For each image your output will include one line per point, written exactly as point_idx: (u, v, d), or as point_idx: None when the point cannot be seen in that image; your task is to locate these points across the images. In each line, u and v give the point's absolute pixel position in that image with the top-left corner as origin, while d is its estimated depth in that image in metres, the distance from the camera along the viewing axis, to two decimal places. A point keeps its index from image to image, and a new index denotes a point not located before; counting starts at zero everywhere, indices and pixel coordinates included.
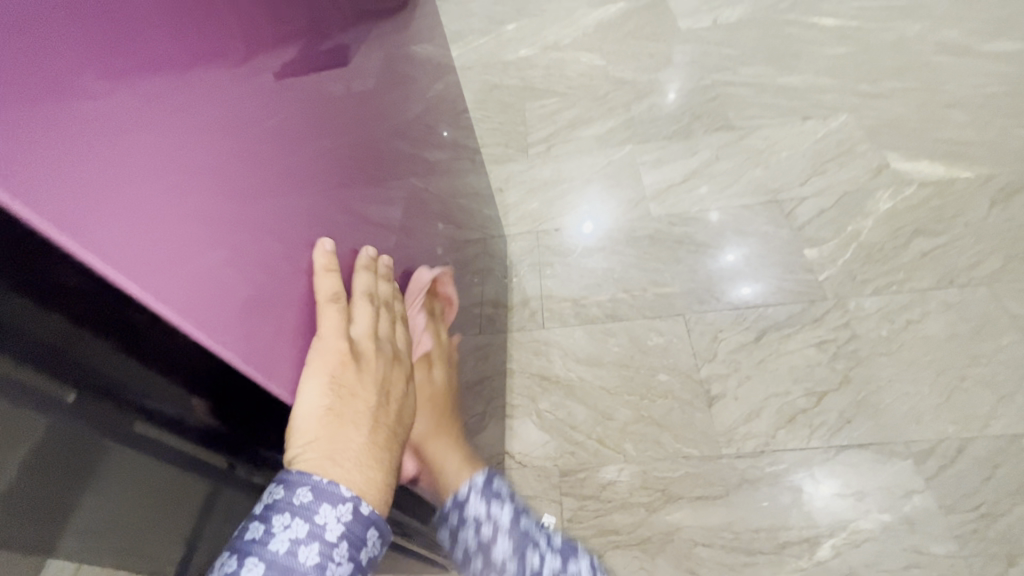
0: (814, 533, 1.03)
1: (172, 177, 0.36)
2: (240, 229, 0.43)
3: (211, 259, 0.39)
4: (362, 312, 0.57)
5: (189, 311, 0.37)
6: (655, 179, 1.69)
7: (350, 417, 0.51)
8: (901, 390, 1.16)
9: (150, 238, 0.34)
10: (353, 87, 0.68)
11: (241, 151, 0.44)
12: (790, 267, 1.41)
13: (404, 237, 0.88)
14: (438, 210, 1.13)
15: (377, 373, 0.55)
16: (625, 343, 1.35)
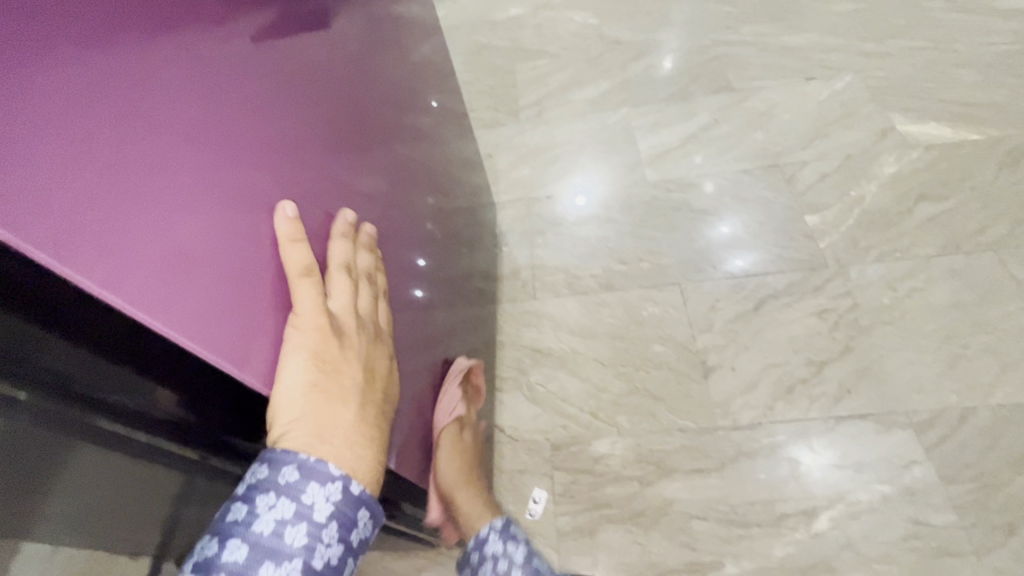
0: (811, 505, 1.00)
1: (135, 162, 0.36)
2: (199, 199, 0.40)
3: (162, 231, 0.37)
4: (341, 284, 0.55)
5: (162, 296, 0.37)
6: (652, 144, 1.62)
7: (333, 396, 0.50)
8: (906, 363, 1.12)
9: (114, 226, 0.34)
10: (336, 48, 0.65)
11: (210, 124, 0.43)
12: (790, 234, 1.36)
13: (388, 207, 0.83)
14: (426, 178, 1.07)
15: (358, 350, 0.55)
16: (619, 314, 1.31)
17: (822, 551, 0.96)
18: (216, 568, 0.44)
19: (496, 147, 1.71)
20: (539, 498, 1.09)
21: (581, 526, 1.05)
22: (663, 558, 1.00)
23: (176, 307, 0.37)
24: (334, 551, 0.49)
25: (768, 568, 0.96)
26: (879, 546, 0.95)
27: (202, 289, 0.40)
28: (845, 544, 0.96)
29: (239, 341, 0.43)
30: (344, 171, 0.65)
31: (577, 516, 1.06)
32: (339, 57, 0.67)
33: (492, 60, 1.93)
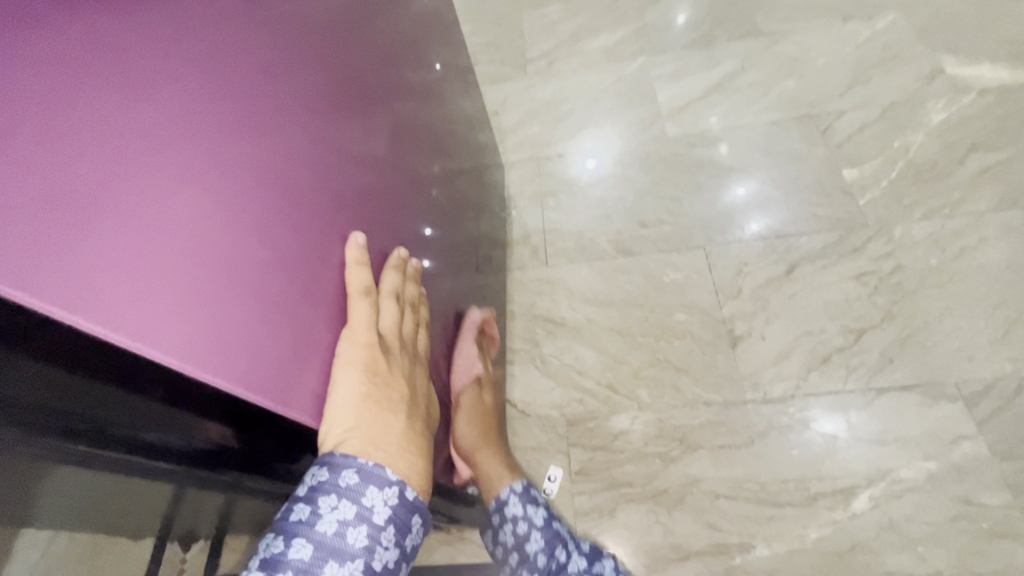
0: (849, 483, 0.93)
1: (130, 185, 0.34)
2: (207, 219, 0.39)
3: (158, 252, 0.35)
4: (388, 307, 0.60)
5: (175, 324, 0.35)
6: (672, 96, 1.49)
7: (385, 408, 0.55)
8: (955, 329, 1.03)
9: (115, 257, 0.32)
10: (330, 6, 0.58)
11: (211, 132, 0.40)
12: (826, 191, 1.24)
13: (390, 171, 0.74)
14: (430, 138, 0.97)
15: (404, 367, 0.59)
16: (638, 280, 1.21)
17: (860, 532, 0.89)
18: (283, 566, 0.47)
19: (502, 104, 1.59)
20: (554, 476, 1.03)
21: (599, 505, 0.99)
22: (689, 540, 0.94)
23: (179, 327, 0.35)
24: (391, 554, 0.53)
25: (803, 551, 0.90)
26: (924, 527, 0.88)
27: (204, 306, 0.37)
28: (886, 524, 0.89)
29: (252, 351, 0.41)
30: (350, 150, 0.60)
31: (595, 495, 1.00)
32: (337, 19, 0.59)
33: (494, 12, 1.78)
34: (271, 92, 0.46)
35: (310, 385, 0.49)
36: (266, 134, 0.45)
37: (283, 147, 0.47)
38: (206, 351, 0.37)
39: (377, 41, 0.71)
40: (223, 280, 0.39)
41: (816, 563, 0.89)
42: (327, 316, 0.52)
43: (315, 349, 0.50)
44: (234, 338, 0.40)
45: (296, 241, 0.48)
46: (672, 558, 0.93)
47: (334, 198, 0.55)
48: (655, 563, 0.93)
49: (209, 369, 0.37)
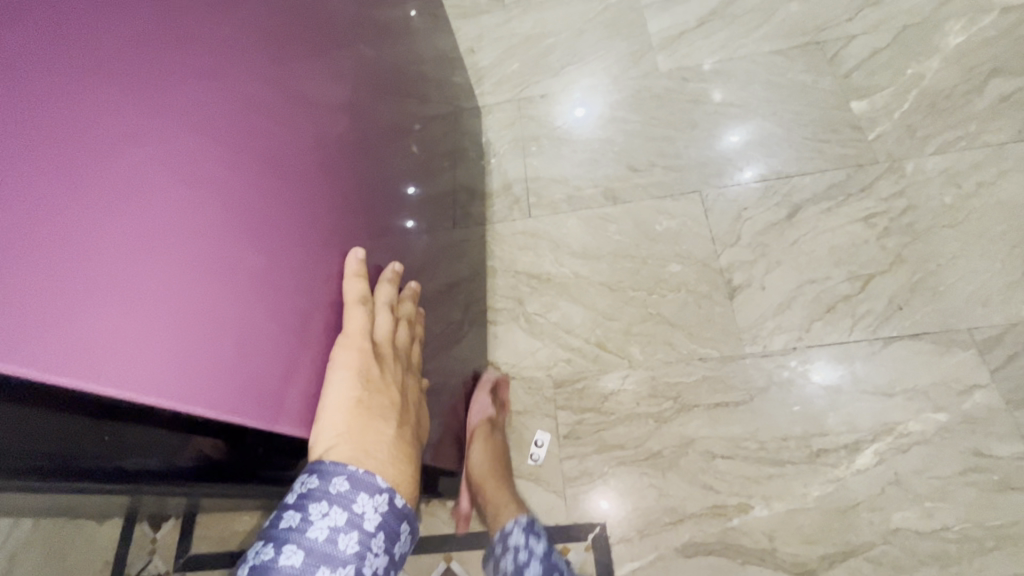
0: (854, 438, 0.88)
1: (112, 227, 0.31)
2: (193, 244, 0.36)
3: (148, 293, 0.33)
4: (384, 317, 0.60)
5: (170, 363, 0.34)
6: (663, 25, 1.35)
7: (376, 415, 0.53)
8: (970, 272, 0.95)
9: (103, 310, 0.30)
10: None
11: (187, 149, 0.36)
12: (833, 126, 1.14)
13: (354, 118, 0.66)
14: (397, 79, 0.86)
15: (397, 373, 0.59)
16: (629, 230, 1.12)
17: (865, 489, 0.85)
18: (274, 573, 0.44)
19: (478, 39, 1.44)
20: (541, 440, 0.96)
21: (590, 470, 0.93)
22: (683, 503, 0.89)
23: (106, 340, 0.30)
24: (381, 562, 0.50)
25: (804, 510, 0.85)
26: (932, 482, 0.83)
27: (139, 312, 0.32)
28: (892, 479, 0.84)
29: (200, 357, 0.36)
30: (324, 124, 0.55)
31: (586, 459, 0.94)
32: None
33: None
34: (242, 88, 0.42)
35: (270, 384, 0.44)
36: (206, 98, 0.38)
37: (229, 112, 0.40)
38: (143, 364, 0.32)
39: None
40: (163, 279, 0.34)
41: (817, 522, 0.84)
42: (291, 304, 0.46)
43: (276, 344, 0.44)
44: (179, 344, 0.35)
45: (251, 225, 0.42)
46: (666, 522, 0.88)
47: (297, 170, 0.49)
48: (648, 527, 0.88)
49: (149, 384, 0.33)
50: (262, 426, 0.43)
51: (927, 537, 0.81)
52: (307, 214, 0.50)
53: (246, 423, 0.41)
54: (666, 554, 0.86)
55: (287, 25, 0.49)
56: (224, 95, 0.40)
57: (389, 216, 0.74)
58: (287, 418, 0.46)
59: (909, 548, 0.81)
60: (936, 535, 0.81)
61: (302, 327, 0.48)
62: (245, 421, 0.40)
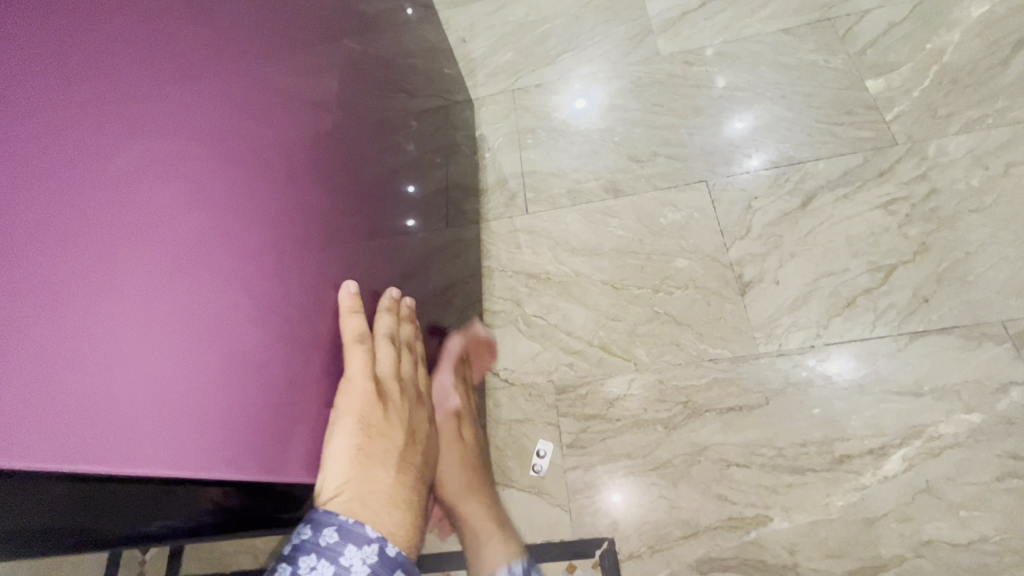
0: (879, 442, 0.81)
1: (65, 292, 0.30)
2: (159, 298, 0.36)
3: (110, 356, 0.32)
4: (387, 352, 0.58)
5: (136, 425, 0.33)
6: (663, 7, 1.28)
7: (374, 458, 0.51)
8: (1001, 260, 0.88)
9: (59, 379, 0.30)
10: None
11: (148, 201, 0.36)
12: (846, 107, 1.07)
13: (343, 125, 0.63)
14: (385, 75, 0.81)
15: (402, 412, 0.56)
16: (632, 224, 1.06)
17: (893, 497, 0.78)
18: None
19: (471, 29, 1.38)
20: (544, 451, 0.91)
21: (597, 482, 0.88)
22: (696, 515, 0.83)
23: (34, 359, 0.28)
24: None
25: (826, 521, 0.79)
26: (967, 489, 0.77)
27: (74, 332, 0.30)
28: (922, 487, 0.78)
29: (140, 390, 0.34)
30: (307, 147, 0.54)
31: (591, 470, 0.89)
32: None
33: None
34: (208, 128, 0.41)
35: (232, 427, 0.40)
36: (171, 115, 0.38)
37: (195, 156, 0.40)
38: (78, 392, 0.30)
39: None
40: (102, 298, 0.32)
41: (841, 533, 0.78)
42: (255, 340, 0.44)
43: (248, 388, 0.42)
44: (116, 374, 0.32)
45: (214, 249, 0.41)
46: (679, 536, 0.82)
47: (273, 197, 0.48)
48: (659, 542, 0.83)
49: (72, 415, 0.30)
50: (212, 475, 0.39)
51: (962, 549, 0.75)
52: (282, 246, 0.48)
53: (188, 474, 0.37)
54: (680, 570, 0.81)
55: (261, 54, 0.48)
56: (189, 140, 0.39)
57: (378, 219, 0.69)
58: (243, 463, 0.41)
59: (942, 561, 0.75)
60: (973, 547, 0.74)
61: (271, 365, 0.45)
62: (200, 472, 0.38)
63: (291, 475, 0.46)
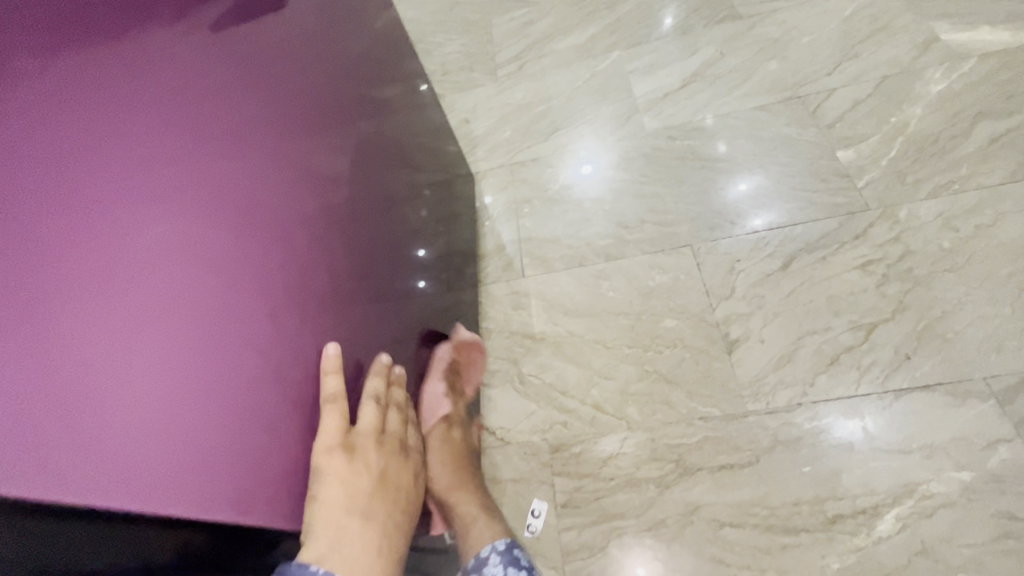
0: (872, 502, 0.82)
1: (103, 349, 0.35)
2: (181, 350, 0.41)
3: (138, 404, 0.37)
4: (365, 410, 0.61)
5: (160, 466, 0.38)
6: (647, 89, 1.41)
7: (348, 507, 0.54)
8: (978, 317, 0.91)
9: (96, 424, 0.34)
10: (268, 79, 0.57)
11: (173, 268, 0.41)
12: (820, 175, 1.14)
13: (351, 196, 0.71)
14: (391, 151, 0.90)
15: (376, 465, 0.59)
16: (622, 286, 1.11)
17: (889, 559, 0.78)
18: None
19: (474, 111, 1.53)
20: (538, 511, 0.92)
21: (591, 543, 0.88)
22: None
23: (74, 407, 0.33)
24: None
25: None
26: (963, 550, 0.76)
27: (98, 380, 0.35)
28: (917, 548, 0.78)
29: (114, 420, 0.35)
30: (313, 213, 0.61)
31: (584, 531, 0.89)
32: (279, 86, 0.59)
33: (464, 29, 1.76)
34: (226, 201, 0.48)
35: (243, 472, 0.45)
36: (188, 187, 0.44)
37: (213, 225, 0.46)
38: (112, 436, 0.35)
39: (316, 62, 0.67)
40: (134, 352, 0.37)
41: None
42: (235, 382, 0.45)
43: (256, 436, 0.47)
44: (94, 403, 0.34)
45: (216, 297, 0.45)
46: None
47: (269, 249, 0.52)
48: None
49: (101, 455, 0.34)
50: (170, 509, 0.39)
51: None
52: (269, 297, 0.51)
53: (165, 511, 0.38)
54: None
55: (272, 134, 0.56)
56: (210, 214, 0.46)
57: (381, 283, 0.76)
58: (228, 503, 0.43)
59: None
60: None
61: (253, 407, 0.47)
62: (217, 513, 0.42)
63: (253, 518, 0.46)
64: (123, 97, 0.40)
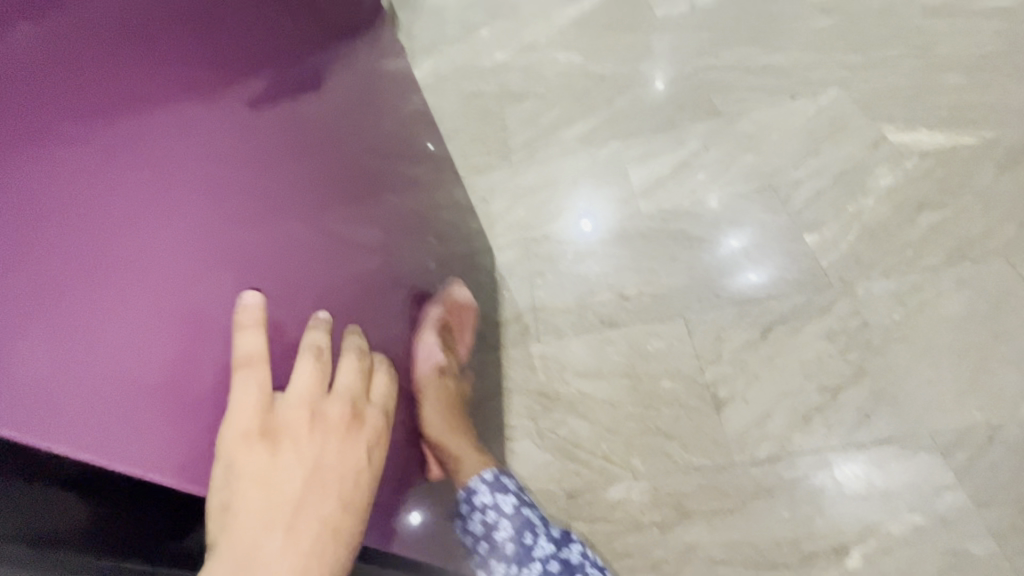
0: (841, 541, 0.97)
1: (116, 319, 0.38)
2: (180, 336, 0.44)
3: (135, 375, 0.40)
4: (311, 378, 0.54)
5: (147, 431, 0.40)
6: (642, 176, 1.64)
7: (274, 508, 0.46)
8: (923, 381, 1.09)
9: (95, 385, 0.37)
10: (312, 115, 0.65)
11: (189, 257, 0.45)
12: (791, 255, 1.34)
13: (382, 258, 0.83)
14: (416, 224, 1.03)
15: (315, 443, 0.51)
16: (624, 350, 1.29)
17: None
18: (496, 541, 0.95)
19: (491, 192, 1.75)
20: None
21: None
22: None
23: (82, 364, 0.36)
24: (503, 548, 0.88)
25: None
26: None
27: (105, 346, 0.38)
28: None
29: (74, 369, 0.36)
30: (329, 237, 0.67)
31: None
32: (318, 125, 0.66)
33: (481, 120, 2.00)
34: (251, 209, 0.53)
35: None
36: (220, 192, 0.49)
37: (237, 229, 0.50)
38: (110, 401, 0.38)
39: (359, 143, 0.79)
40: (142, 328, 0.40)
41: None
42: (144, 367, 0.40)
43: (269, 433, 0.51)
44: (56, 350, 0.35)
45: (226, 294, 0.48)
46: None
47: (283, 258, 0.57)
48: None
49: (96, 414, 0.37)
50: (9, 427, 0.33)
51: None
52: (225, 297, 0.48)
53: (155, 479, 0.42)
54: None
55: (301, 162, 0.62)
56: (235, 220, 0.50)
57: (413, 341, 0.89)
58: None
59: None
60: None
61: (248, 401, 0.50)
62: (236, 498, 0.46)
63: (133, 467, 0.39)
64: (177, 97, 0.45)
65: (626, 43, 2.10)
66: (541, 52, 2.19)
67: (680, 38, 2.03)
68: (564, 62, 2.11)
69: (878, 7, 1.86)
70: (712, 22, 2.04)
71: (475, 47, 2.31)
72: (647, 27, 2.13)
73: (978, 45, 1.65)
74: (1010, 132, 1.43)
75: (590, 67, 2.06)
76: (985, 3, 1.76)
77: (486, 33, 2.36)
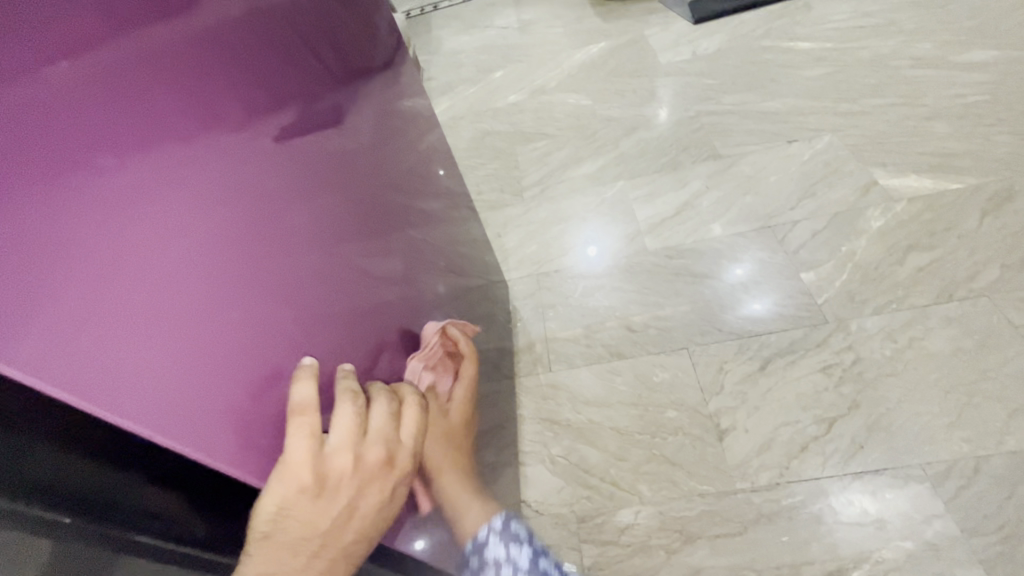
0: (837, 565, 1.03)
1: (175, 317, 0.41)
2: (231, 338, 0.47)
3: (194, 371, 0.42)
4: (346, 417, 0.54)
5: (207, 424, 0.43)
6: (648, 214, 1.74)
7: (301, 544, 0.48)
8: (912, 414, 1.16)
9: (162, 376, 0.39)
10: (340, 141, 0.71)
11: (234, 265, 0.48)
12: (788, 292, 1.43)
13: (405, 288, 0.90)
14: (436, 256, 1.10)
15: (343, 488, 0.52)
16: (631, 381, 1.37)
17: None
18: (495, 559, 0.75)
19: (505, 227, 1.86)
20: None
21: None
22: None
23: (149, 354, 0.38)
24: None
25: None
26: None
27: (168, 339, 0.40)
28: None
29: (139, 362, 0.38)
30: (357, 260, 0.72)
31: None
32: (346, 154, 0.72)
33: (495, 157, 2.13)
34: (285, 223, 0.56)
35: None
36: (260, 208, 0.52)
37: (274, 242, 0.54)
38: (178, 394, 0.40)
39: (385, 178, 0.86)
40: (197, 329, 0.43)
41: None
42: (193, 380, 0.42)
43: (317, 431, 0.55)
44: (125, 340, 0.37)
45: (266, 304, 0.52)
46: None
47: (312, 273, 0.60)
48: None
49: (166, 407, 0.39)
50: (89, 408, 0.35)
51: None
52: (264, 307, 0.51)
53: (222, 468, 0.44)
54: None
55: (328, 185, 0.66)
56: (271, 232, 0.54)
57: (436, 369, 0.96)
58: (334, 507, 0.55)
59: None
60: None
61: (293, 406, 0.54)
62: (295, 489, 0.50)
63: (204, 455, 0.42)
64: (226, 114, 0.49)
65: (631, 87, 2.24)
66: (551, 95, 2.34)
67: (682, 83, 2.17)
68: (573, 104, 2.25)
69: (866, 59, 1.99)
70: (712, 69, 2.18)
71: (489, 88, 2.46)
72: (651, 72, 2.27)
73: (961, 95, 1.76)
74: (992, 177, 1.52)
75: (597, 109, 2.19)
76: (965, 55, 1.88)
77: (499, 75, 2.51)
